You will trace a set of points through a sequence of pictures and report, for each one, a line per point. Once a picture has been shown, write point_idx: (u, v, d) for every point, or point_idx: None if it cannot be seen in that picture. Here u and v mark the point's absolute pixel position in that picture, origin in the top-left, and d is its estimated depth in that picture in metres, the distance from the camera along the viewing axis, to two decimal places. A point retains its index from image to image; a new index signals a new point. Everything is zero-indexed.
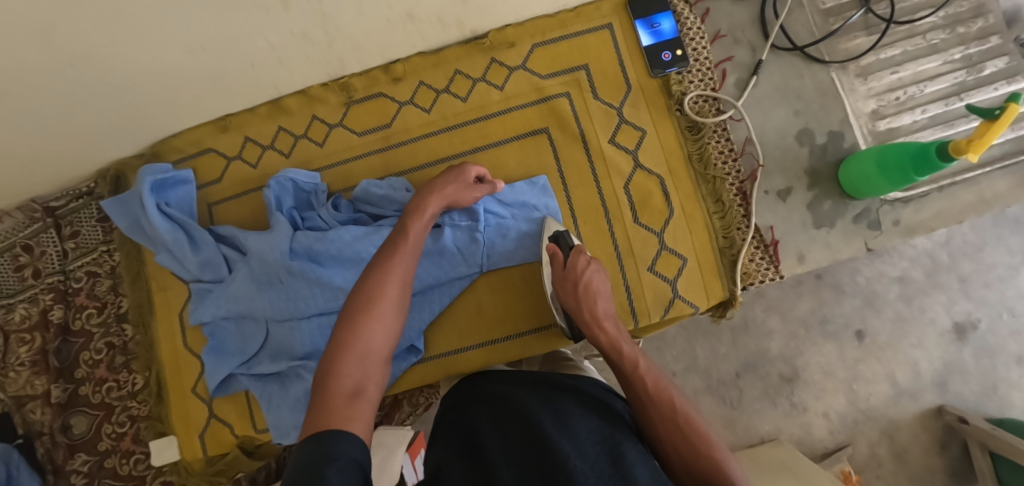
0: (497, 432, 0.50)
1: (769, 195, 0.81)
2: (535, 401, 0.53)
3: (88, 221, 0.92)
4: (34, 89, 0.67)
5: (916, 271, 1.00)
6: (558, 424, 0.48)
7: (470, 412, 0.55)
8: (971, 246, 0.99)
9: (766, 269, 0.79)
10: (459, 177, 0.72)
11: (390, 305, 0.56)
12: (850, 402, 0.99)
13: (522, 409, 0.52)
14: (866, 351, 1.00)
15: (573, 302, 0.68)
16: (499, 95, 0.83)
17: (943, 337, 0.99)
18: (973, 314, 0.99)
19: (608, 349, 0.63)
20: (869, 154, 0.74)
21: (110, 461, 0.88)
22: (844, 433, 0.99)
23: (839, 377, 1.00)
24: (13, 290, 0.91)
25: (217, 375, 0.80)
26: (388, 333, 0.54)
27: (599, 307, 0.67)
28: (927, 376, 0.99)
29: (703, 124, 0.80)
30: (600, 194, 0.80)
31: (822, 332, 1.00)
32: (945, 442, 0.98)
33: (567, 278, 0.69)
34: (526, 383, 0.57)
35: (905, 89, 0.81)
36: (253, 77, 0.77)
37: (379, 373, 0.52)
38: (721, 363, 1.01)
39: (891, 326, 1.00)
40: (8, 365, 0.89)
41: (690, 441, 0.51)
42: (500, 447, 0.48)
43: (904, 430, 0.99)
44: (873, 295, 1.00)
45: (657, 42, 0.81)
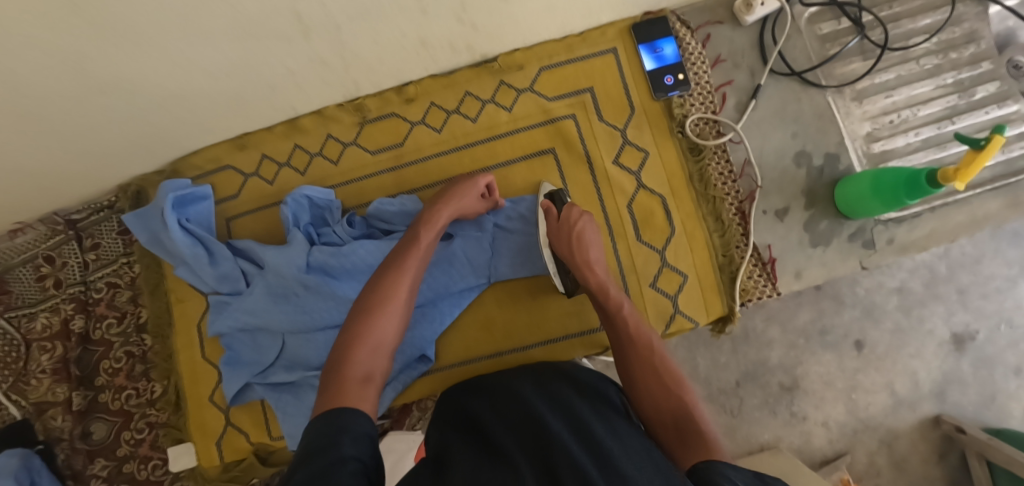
0: (495, 410, 0.52)
1: (767, 215, 0.83)
2: (531, 387, 0.55)
3: (109, 234, 0.95)
4: (65, 112, 0.70)
5: (915, 282, 1.02)
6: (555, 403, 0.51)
7: (467, 399, 0.57)
8: (969, 257, 1.02)
9: (763, 286, 0.82)
10: (470, 189, 0.76)
11: (400, 305, 0.61)
12: (850, 411, 1.02)
13: (519, 394, 0.54)
14: (865, 361, 1.02)
15: (567, 251, 0.73)
16: (508, 116, 0.86)
17: (942, 348, 1.02)
18: (972, 325, 1.01)
19: (596, 291, 0.70)
20: (864, 176, 0.77)
21: (128, 467, 0.91)
22: (843, 441, 1.02)
23: (838, 386, 1.02)
24: (34, 300, 0.94)
25: (234, 384, 0.83)
26: (397, 329, 0.59)
27: (591, 254, 0.72)
28: (927, 386, 1.01)
29: (704, 145, 0.83)
30: (604, 212, 0.83)
31: (821, 342, 1.03)
32: (943, 451, 1.01)
33: (561, 229, 0.74)
34: (522, 375, 0.60)
35: (899, 112, 0.84)
36: (272, 99, 0.81)
37: (385, 365, 0.56)
38: (721, 372, 1.03)
39: (890, 336, 1.02)
40: (30, 372, 0.92)
41: (668, 388, 0.57)
42: (498, 418, 0.50)
43: (903, 439, 1.01)
44: (872, 306, 1.03)
45: (660, 66, 0.84)
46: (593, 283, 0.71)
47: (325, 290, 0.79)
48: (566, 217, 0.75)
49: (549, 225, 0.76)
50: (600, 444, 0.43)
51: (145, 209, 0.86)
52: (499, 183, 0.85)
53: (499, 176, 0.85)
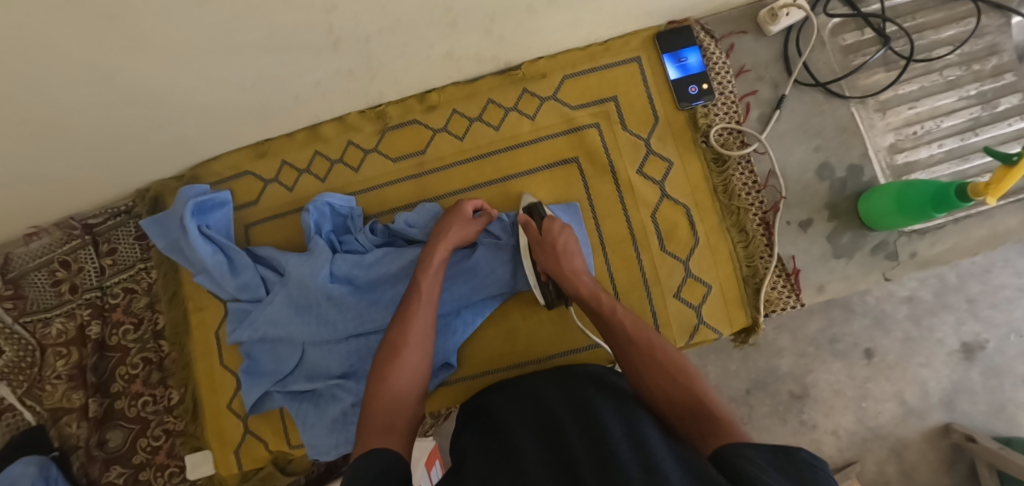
0: (520, 415, 0.55)
1: (791, 226, 0.83)
2: (552, 390, 0.58)
3: (127, 239, 0.95)
4: (90, 121, 0.70)
5: (925, 291, 1.02)
6: (575, 402, 0.53)
7: (495, 403, 0.60)
8: (980, 266, 1.02)
9: (788, 297, 0.82)
10: (461, 214, 0.76)
11: (413, 352, 0.63)
12: (859, 419, 1.02)
13: (543, 399, 0.56)
14: (875, 370, 1.02)
15: (553, 264, 0.73)
16: (531, 125, 0.86)
17: (951, 357, 1.01)
18: (982, 335, 1.01)
19: (588, 298, 0.70)
20: (888, 189, 0.77)
21: (145, 475, 0.90)
22: (853, 449, 1.02)
23: (847, 395, 1.02)
24: (49, 305, 0.94)
25: (253, 393, 0.82)
26: (416, 375, 0.62)
27: (577, 262, 0.72)
28: (936, 394, 1.01)
29: (728, 156, 0.83)
30: (628, 222, 0.83)
31: (831, 351, 1.03)
32: (952, 460, 1.00)
33: (544, 243, 0.74)
34: (546, 380, 0.61)
35: (923, 124, 0.84)
36: (296, 109, 0.80)
37: (411, 412, 0.58)
38: (732, 379, 1.03)
39: (900, 345, 1.02)
40: (45, 378, 0.92)
41: (677, 378, 0.55)
42: (522, 421, 0.53)
43: (912, 448, 1.01)
44: (882, 315, 1.03)
45: (684, 76, 0.84)
46: (584, 290, 0.70)
47: (349, 300, 0.79)
48: (548, 231, 0.75)
49: (532, 241, 0.75)
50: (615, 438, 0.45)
51: (166, 213, 0.86)
52: (522, 192, 0.85)
53: (522, 185, 0.85)
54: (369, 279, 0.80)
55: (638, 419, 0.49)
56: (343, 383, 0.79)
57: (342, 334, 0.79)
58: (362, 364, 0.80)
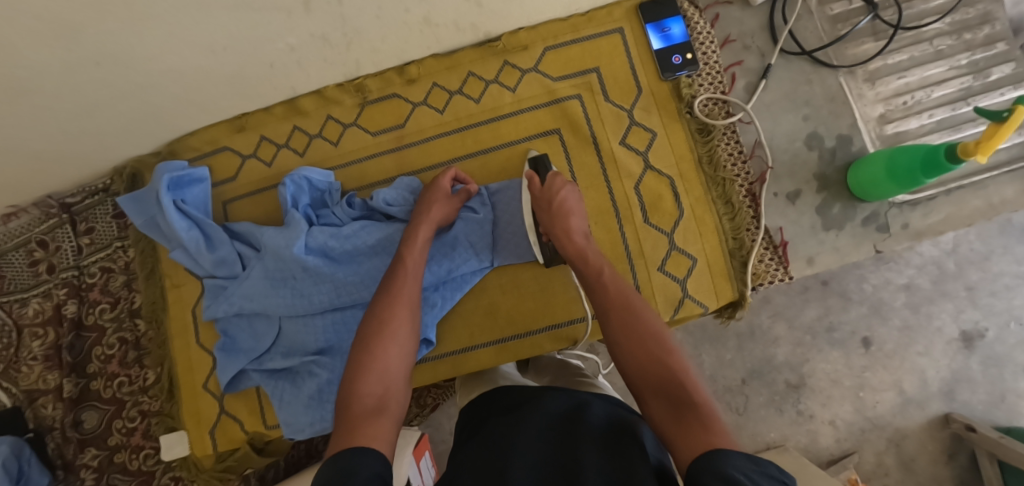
0: (519, 445, 0.48)
1: (778, 197, 0.81)
2: (552, 420, 0.51)
3: (104, 217, 0.93)
4: (58, 86, 0.68)
5: (923, 280, 1.00)
6: (571, 445, 0.47)
7: (492, 425, 0.55)
8: (978, 253, 0.99)
9: (775, 270, 0.80)
10: (440, 192, 0.75)
11: (401, 325, 0.58)
12: (857, 410, 0.99)
13: (543, 430, 0.50)
14: (872, 359, 1.00)
15: (547, 220, 0.70)
16: (512, 97, 0.85)
17: (950, 345, 0.99)
18: (981, 323, 0.99)
19: (575, 259, 0.65)
20: (880, 157, 0.75)
21: (120, 456, 0.88)
22: (850, 440, 0.99)
23: (845, 385, 1.00)
24: (26, 285, 0.92)
25: (229, 370, 0.80)
26: (405, 347, 0.56)
27: (571, 224, 0.68)
28: (934, 383, 0.99)
29: (713, 125, 0.81)
30: (611, 194, 0.81)
31: (828, 340, 1.00)
32: (952, 451, 0.98)
33: (542, 198, 0.71)
34: (549, 397, 0.55)
35: (913, 94, 0.82)
36: (272, 79, 0.79)
37: (400, 391, 0.53)
38: (727, 369, 1.01)
39: (898, 334, 1.00)
40: (21, 359, 0.90)
41: (653, 350, 0.51)
42: (518, 446, 0.48)
43: (911, 439, 0.98)
44: (879, 303, 1.00)
45: (667, 46, 0.83)
46: (572, 250, 0.66)
47: (325, 272, 0.77)
48: (546, 188, 0.71)
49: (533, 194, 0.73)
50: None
51: (140, 190, 0.84)
52: (502, 165, 0.83)
53: (503, 158, 0.83)
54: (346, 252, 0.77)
55: (635, 456, 0.44)
56: (320, 358, 0.77)
57: (318, 308, 0.77)
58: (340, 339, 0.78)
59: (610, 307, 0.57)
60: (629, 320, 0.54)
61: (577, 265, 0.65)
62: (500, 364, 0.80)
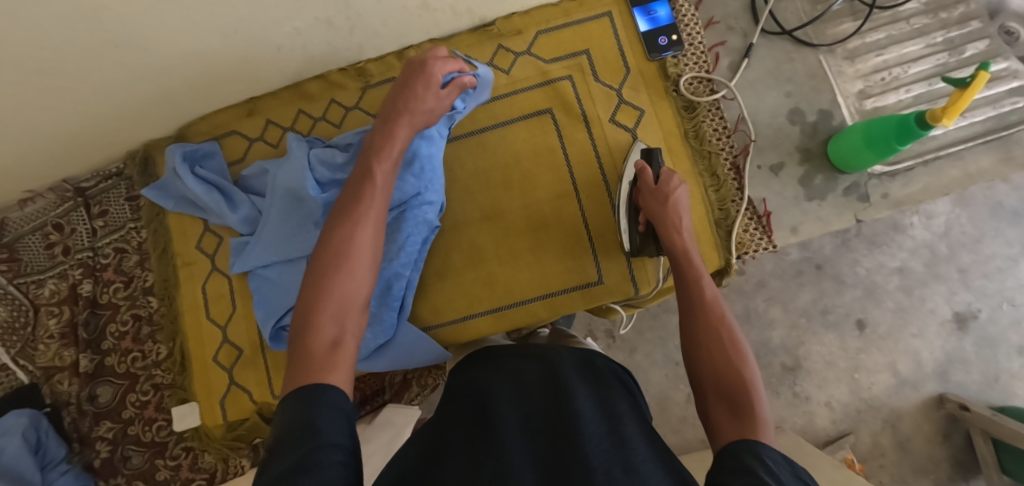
0: (509, 397, 0.54)
1: (762, 170, 0.85)
2: (539, 372, 0.57)
3: (116, 201, 0.97)
4: (79, 69, 0.72)
5: (916, 262, 1.03)
6: (559, 387, 0.53)
7: (479, 380, 0.60)
8: (970, 237, 1.02)
9: (760, 239, 0.83)
10: (428, 86, 0.65)
11: (362, 256, 0.55)
12: (852, 391, 1.02)
13: (532, 380, 0.56)
14: (867, 341, 1.03)
15: (659, 208, 0.69)
16: (506, 79, 0.88)
17: (943, 327, 1.02)
18: (974, 305, 1.01)
19: (679, 255, 0.65)
20: (856, 129, 0.78)
21: (134, 429, 0.92)
22: (846, 421, 1.02)
23: (840, 366, 1.03)
24: (43, 267, 0.96)
25: (266, 325, 0.82)
26: (366, 278, 0.55)
27: (682, 221, 0.68)
28: (929, 365, 1.02)
29: (698, 102, 0.85)
30: (601, 169, 0.85)
31: (823, 322, 1.03)
32: (947, 432, 1.00)
33: (658, 190, 0.71)
34: (531, 358, 0.61)
35: (890, 70, 0.86)
36: (278, 63, 0.84)
37: (357, 322, 0.52)
38: None
39: (892, 316, 1.03)
40: (38, 337, 0.94)
41: (729, 356, 0.52)
42: (508, 400, 0.53)
43: (906, 419, 1.01)
44: (873, 286, 1.03)
45: (654, 28, 0.87)
46: (678, 245, 0.65)
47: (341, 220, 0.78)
48: (663, 180, 0.71)
49: (643, 186, 0.73)
50: (599, 441, 0.44)
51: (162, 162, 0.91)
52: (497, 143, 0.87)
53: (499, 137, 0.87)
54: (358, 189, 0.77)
55: (617, 414, 0.50)
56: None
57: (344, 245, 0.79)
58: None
59: (699, 302, 0.58)
60: (711, 325, 0.55)
61: (677, 259, 0.65)
62: (496, 332, 0.84)
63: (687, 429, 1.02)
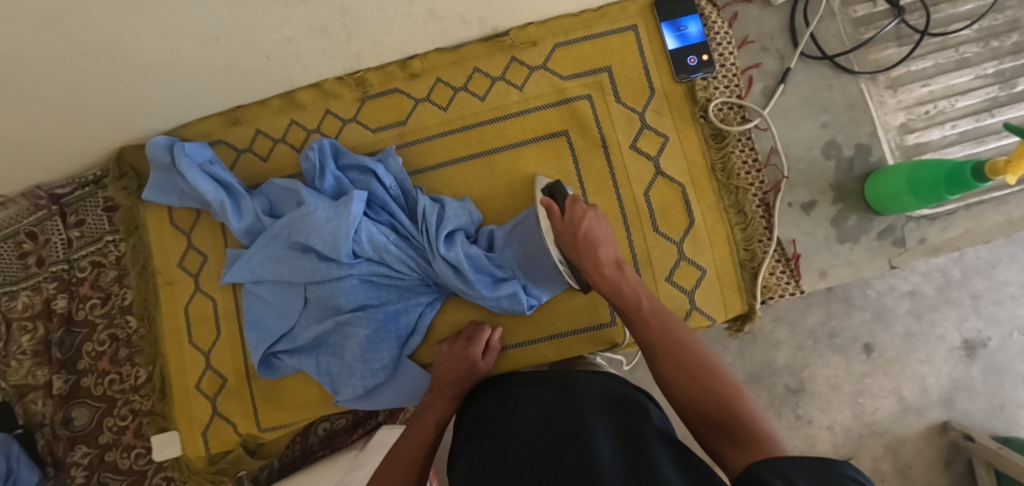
0: (525, 456, 0.49)
1: (793, 208, 0.78)
2: (553, 408, 0.53)
3: (94, 210, 0.90)
4: (45, 77, 0.65)
5: (928, 286, 0.97)
6: (577, 429, 0.48)
7: (490, 420, 0.55)
8: (984, 262, 0.97)
9: (786, 283, 0.77)
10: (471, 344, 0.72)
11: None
12: (856, 415, 0.97)
13: (545, 415, 0.52)
14: (873, 365, 0.98)
15: (574, 256, 0.65)
16: (519, 95, 0.81)
17: (952, 353, 0.97)
18: (984, 332, 0.96)
19: (610, 295, 0.61)
20: (900, 169, 0.72)
21: (111, 455, 0.87)
22: (848, 446, 0.97)
23: (845, 391, 0.98)
24: (16, 278, 0.89)
25: (260, 350, 0.77)
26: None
27: (600, 255, 0.63)
28: (934, 391, 0.97)
29: (728, 131, 0.78)
30: (619, 200, 0.78)
31: (830, 345, 0.98)
32: (949, 459, 0.96)
33: (565, 229, 0.65)
34: (543, 383, 0.57)
35: (936, 103, 0.78)
36: (268, 71, 0.76)
37: None
38: None
39: (900, 341, 0.97)
40: (10, 353, 0.88)
41: (706, 386, 0.49)
42: (518, 455, 0.49)
43: (908, 445, 0.96)
44: (882, 309, 0.98)
45: (683, 46, 0.79)
46: (602, 287, 0.62)
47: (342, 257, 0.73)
48: (569, 218, 0.66)
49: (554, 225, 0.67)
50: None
51: (175, 138, 0.83)
52: (507, 166, 0.80)
53: (509, 159, 0.80)
54: (360, 215, 0.73)
55: (648, 448, 0.45)
56: (354, 317, 0.75)
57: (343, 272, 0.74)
58: (372, 299, 0.76)
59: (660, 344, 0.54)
60: (676, 356, 0.52)
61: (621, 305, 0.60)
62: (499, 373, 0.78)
63: None
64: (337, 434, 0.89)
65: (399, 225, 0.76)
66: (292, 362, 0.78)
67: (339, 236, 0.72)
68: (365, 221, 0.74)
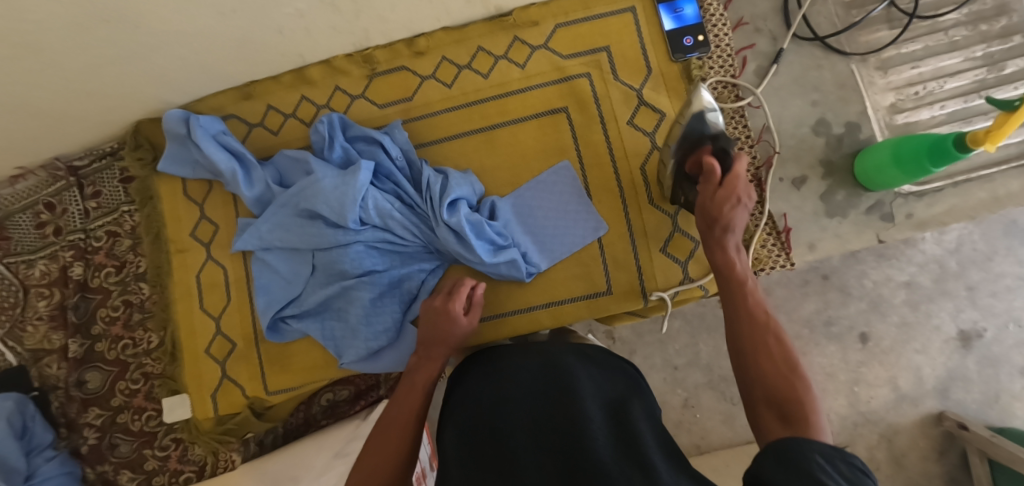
0: (513, 407, 0.50)
1: (784, 183, 0.81)
2: (540, 367, 0.54)
3: (110, 182, 0.93)
4: (67, 44, 0.68)
5: (924, 277, 0.99)
6: (566, 392, 0.50)
7: (478, 380, 0.55)
8: (981, 253, 0.99)
9: (777, 256, 0.79)
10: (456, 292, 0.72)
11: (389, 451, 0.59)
12: (851, 404, 1.00)
13: (533, 376, 0.53)
14: (869, 354, 1.00)
15: (708, 211, 0.64)
16: (520, 73, 0.84)
17: (947, 344, 0.99)
18: (979, 323, 0.98)
19: (720, 266, 0.62)
20: (886, 145, 0.75)
21: (122, 417, 0.90)
22: (843, 434, 1.00)
23: (840, 379, 1.00)
24: (34, 247, 0.93)
25: (268, 314, 0.80)
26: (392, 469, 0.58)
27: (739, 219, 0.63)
28: (930, 381, 0.99)
29: (722, 108, 0.81)
30: (616, 174, 0.81)
31: (826, 334, 1.00)
32: (943, 448, 0.98)
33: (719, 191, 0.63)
34: (530, 352, 0.57)
35: (925, 84, 0.81)
36: (279, 45, 0.79)
37: None
38: (723, 359, 1.00)
39: (896, 330, 1.00)
40: (27, 318, 0.92)
41: (781, 372, 0.49)
42: (512, 414, 0.50)
43: (902, 434, 0.99)
44: (879, 299, 1.00)
45: (679, 26, 0.82)
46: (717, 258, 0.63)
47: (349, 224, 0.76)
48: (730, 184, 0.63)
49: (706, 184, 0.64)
50: (613, 453, 0.44)
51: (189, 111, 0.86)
52: (507, 141, 0.83)
53: (510, 134, 0.83)
54: (367, 183, 0.76)
55: (629, 414, 0.48)
56: (359, 282, 0.77)
57: (351, 239, 0.77)
58: (376, 266, 0.79)
59: (745, 322, 0.55)
60: (764, 341, 0.52)
61: (720, 272, 0.61)
62: (498, 339, 0.81)
63: (681, 433, 0.99)
64: (340, 405, 0.92)
65: (404, 194, 0.79)
66: (299, 327, 0.81)
67: (346, 201, 0.75)
68: (372, 190, 0.77)
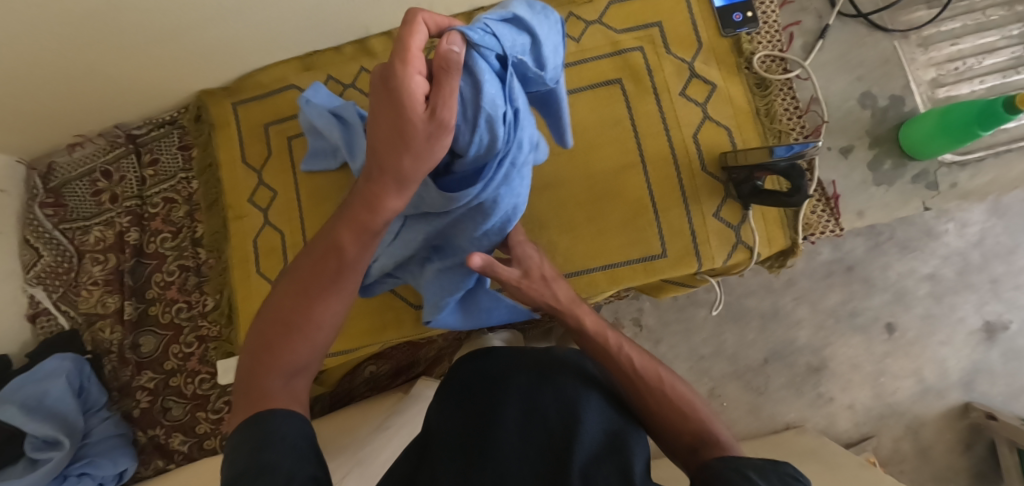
0: (502, 411, 0.47)
1: (832, 151, 0.84)
2: (528, 370, 0.50)
3: (169, 149, 0.96)
4: (151, 13, 0.68)
5: (947, 270, 0.99)
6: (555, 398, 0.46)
7: (471, 381, 0.52)
8: (1004, 247, 0.98)
9: (828, 222, 0.82)
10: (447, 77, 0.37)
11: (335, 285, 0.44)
12: (877, 395, 1.00)
13: (526, 378, 0.49)
14: (894, 345, 1.00)
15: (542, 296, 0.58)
16: (576, 47, 0.87)
17: (971, 336, 0.99)
18: (1005, 315, 0.99)
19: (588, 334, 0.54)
20: (932, 115, 0.78)
21: (176, 380, 0.91)
22: (869, 424, 1.00)
23: (866, 370, 1.00)
24: (89, 214, 0.95)
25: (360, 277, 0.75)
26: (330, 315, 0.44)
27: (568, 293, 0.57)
28: (955, 373, 0.99)
29: (772, 80, 0.84)
30: (670, 141, 0.84)
31: (850, 324, 1.01)
32: (970, 442, 0.99)
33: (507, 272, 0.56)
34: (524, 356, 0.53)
35: (964, 60, 0.85)
36: (349, 15, 0.82)
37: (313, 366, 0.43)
38: (749, 349, 1.01)
39: (920, 322, 1.00)
40: (81, 283, 0.93)
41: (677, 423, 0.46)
42: (497, 417, 0.46)
43: (928, 426, 0.99)
44: (903, 291, 1.00)
45: (729, 3, 0.86)
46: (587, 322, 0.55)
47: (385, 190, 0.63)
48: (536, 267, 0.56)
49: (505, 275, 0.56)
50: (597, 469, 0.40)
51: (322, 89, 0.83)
52: None
53: None
54: None
55: (615, 424, 0.45)
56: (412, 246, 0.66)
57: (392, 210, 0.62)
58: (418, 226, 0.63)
59: (624, 379, 0.49)
60: (649, 385, 0.48)
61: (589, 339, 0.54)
62: None
63: None
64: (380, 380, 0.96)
65: None
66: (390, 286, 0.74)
67: None
68: None
